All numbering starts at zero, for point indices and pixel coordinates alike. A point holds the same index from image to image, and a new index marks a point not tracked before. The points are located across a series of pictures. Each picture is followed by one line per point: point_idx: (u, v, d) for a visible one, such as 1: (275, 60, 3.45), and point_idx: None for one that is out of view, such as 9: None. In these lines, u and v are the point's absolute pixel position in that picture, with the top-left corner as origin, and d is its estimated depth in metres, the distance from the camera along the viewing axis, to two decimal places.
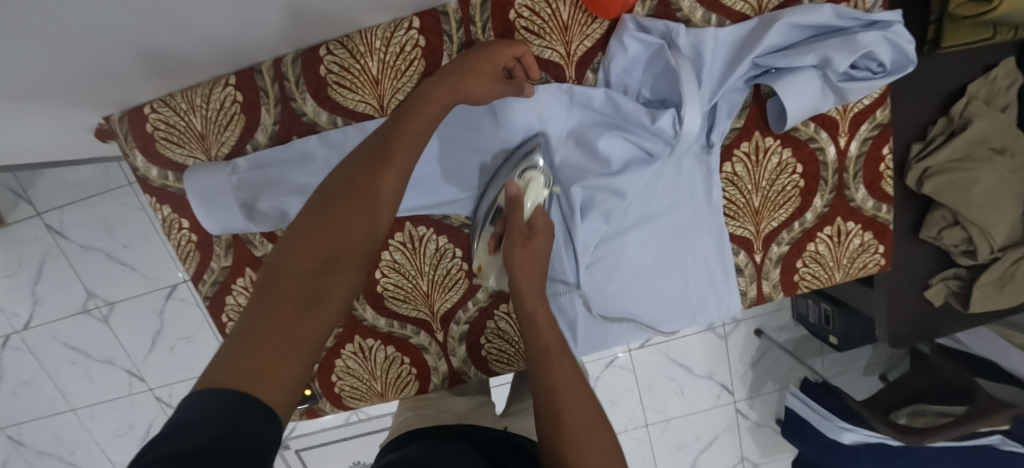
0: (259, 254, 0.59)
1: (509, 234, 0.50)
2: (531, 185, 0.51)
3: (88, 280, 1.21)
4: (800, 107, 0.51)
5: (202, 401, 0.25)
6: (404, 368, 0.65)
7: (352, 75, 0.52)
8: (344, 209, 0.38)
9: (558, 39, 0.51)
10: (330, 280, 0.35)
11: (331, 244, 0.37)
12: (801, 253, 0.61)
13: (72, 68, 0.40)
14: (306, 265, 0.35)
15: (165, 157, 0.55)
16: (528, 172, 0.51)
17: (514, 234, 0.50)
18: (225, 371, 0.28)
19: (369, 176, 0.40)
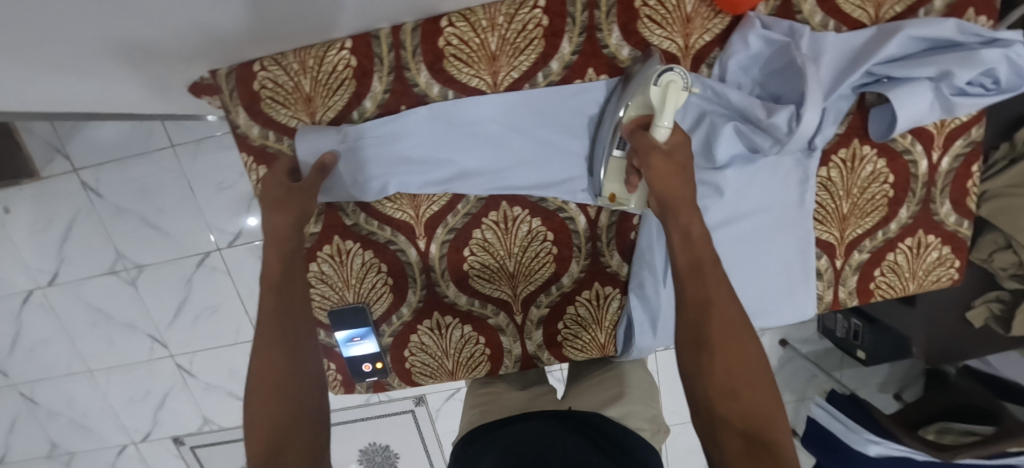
0: (350, 222, 0.59)
1: (641, 148, 0.45)
2: (667, 89, 0.45)
3: (119, 241, 1.18)
4: (909, 117, 0.52)
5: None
6: (478, 348, 0.64)
7: (471, 48, 0.51)
8: (269, 367, 0.42)
9: (678, 31, 0.52)
10: (289, 432, 0.40)
11: (278, 406, 0.41)
12: (880, 262, 0.62)
13: (217, 13, 0.39)
14: (262, 440, 0.39)
15: (268, 116, 0.54)
16: (664, 77, 0.45)
17: (648, 149, 0.44)
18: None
19: (266, 335, 0.44)
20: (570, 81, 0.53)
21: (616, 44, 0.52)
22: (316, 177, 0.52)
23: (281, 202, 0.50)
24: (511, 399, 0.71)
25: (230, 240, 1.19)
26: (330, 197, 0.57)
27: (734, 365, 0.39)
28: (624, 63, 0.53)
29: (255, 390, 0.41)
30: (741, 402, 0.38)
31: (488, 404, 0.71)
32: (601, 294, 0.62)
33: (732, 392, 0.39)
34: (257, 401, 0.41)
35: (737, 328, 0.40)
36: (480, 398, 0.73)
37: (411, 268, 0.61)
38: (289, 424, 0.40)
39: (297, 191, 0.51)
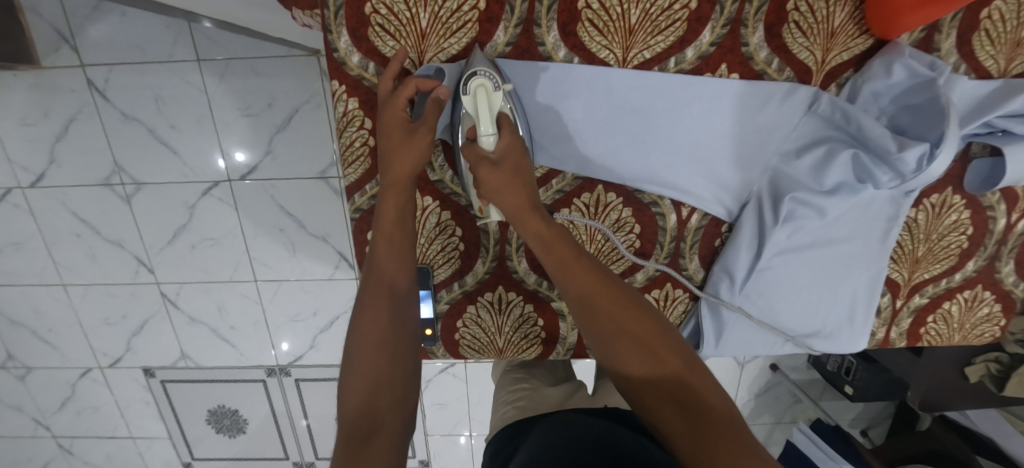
0: (434, 178, 0.55)
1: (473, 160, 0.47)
2: (478, 95, 0.47)
3: (119, 152, 1.08)
4: (1015, 176, 0.52)
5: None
6: (534, 330, 0.62)
7: (610, 17, 0.48)
8: (372, 323, 0.44)
9: (819, 44, 0.50)
10: (381, 394, 0.41)
11: (372, 365, 0.42)
12: (935, 310, 0.64)
13: None
14: (357, 393, 0.41)
15: (372, 46, 0.49)
16: (471, 82, 0.47)
17: (478, 158, 0.46)
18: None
19: (368, 298, 0.46)
20: (700, 73, 0.51)
21: (756, 44, 0.50)
22: (433, 111, 0.47)
23: (405, 144, 0.47)
24: (546, 396, 0.71)
25: (243, 173, 1.11)
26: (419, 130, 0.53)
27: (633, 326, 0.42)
28: (758, 65, 0.51)
29: (359, 345, 0.43)
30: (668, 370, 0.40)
31: (523, 401, 0.69)
32: (671, 296, 0.62)
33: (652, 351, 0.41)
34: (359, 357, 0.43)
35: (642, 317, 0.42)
36: (513, 395, 0.72)
37: (486, 237, 0.57)
38: (385, 385, 0.41)
39: (420, 129, 0.47)
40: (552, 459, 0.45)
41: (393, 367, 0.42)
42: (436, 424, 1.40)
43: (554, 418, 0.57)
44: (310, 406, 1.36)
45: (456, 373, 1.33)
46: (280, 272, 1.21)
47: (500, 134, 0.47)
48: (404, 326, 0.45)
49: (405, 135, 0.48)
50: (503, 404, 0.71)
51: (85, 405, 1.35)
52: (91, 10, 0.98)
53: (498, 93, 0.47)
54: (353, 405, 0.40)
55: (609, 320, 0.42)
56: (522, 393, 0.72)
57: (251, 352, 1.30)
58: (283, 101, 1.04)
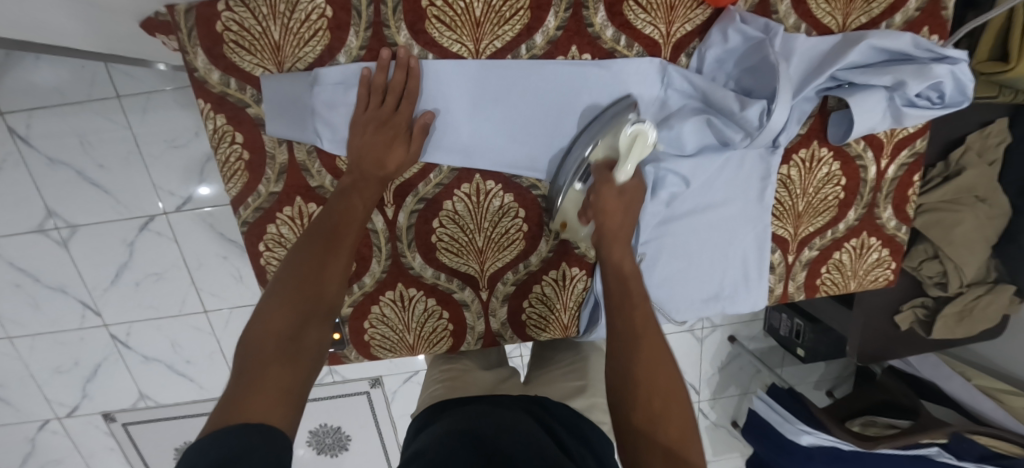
0: (314, 184, 0.56)
1: (597, 182, 0.51)
2: (635, 142, 0.49)
3: (49, 196, 1.08)
4: (862, 124, 0.55)
5: (206, 450, 0.29)
6: (441, 323, 0.64)
7: (455, 12, 0.50)
8: (298, 293, 0.43)
9: (661, 17, 0.52)
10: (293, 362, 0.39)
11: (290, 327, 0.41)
12: (827, 260, 0.66)
13: None
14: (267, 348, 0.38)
15: (230, 62, 0.50)
16: (635, 130, 0.49)
17: (604, 183, 0.51)
18: (221, 422, 0.32)
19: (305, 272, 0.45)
20: (552, 56, 0.53)
21: (600, 25, 0.52)
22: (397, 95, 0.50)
23: (388, 132, 0.51)
24: (477, 378, 0.73)
25: (179, 205, 1.11)
26: (285, 137, 0.53)
27: (659, 378, 0.43)
28: (607, 44, 0.53)
29: (278, 305, 0.42)
30: (666, 404, 0.42)
31: (452, 380, 0.71)
32: (567, 275, 0.63)
33: (662, 402, 0.42)
34: (275, 306, 0.42)
35: (658, 336, 0.46)
36: (444, 375, 0.74)
37: (376, 237, 0.59)
38: (298, 358, 0.39)
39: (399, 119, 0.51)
40: (461, 442, 0.49)
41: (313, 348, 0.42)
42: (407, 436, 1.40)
43: (472, 404, 0.61)
44: None
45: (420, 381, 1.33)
46: (229, 300, 1.21)
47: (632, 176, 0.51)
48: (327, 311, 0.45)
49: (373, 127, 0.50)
50: (434, 382, 0.73)
51: (48, 458, 1.33)
52: (3, 59, 0.98)
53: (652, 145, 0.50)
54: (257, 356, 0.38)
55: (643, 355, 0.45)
56: (452, 371, 0.75)
57: (211, 384, 1.29)
58: None
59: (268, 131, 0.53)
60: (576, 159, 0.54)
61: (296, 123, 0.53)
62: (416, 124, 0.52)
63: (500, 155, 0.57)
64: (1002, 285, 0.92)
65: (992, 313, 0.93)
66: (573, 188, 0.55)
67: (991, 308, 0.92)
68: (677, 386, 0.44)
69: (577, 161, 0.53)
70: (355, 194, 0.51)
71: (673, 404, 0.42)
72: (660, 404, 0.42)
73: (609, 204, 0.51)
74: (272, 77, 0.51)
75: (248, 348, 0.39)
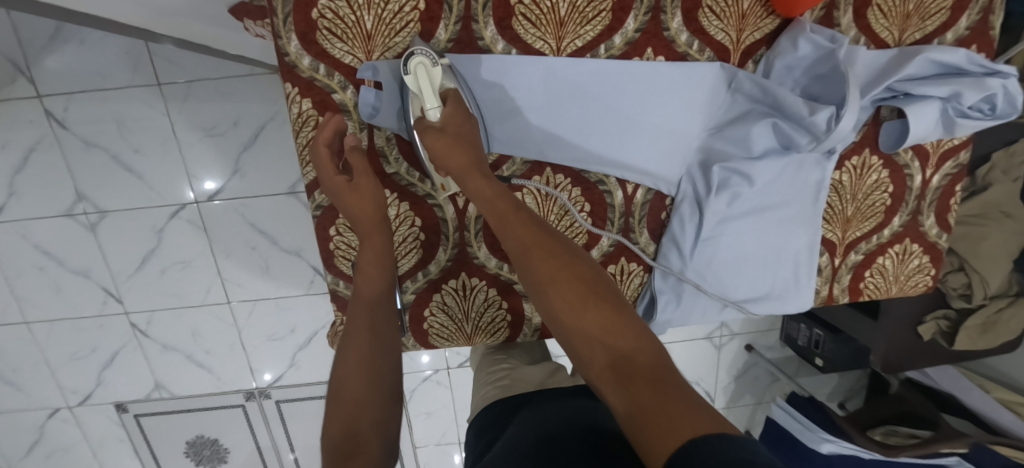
0: (391, 171, 0.57)
1: (421, 130, 0.50)
2: (419, 71, 0.49)
3: (81, 180, 1.07)
4: (918, 133, 0.58)
5: None
6: (500, 313, 0.65)
7: (541, 10, 0.52)
8: (352, 355, 0.47)
9: (732, 25, 0.55)
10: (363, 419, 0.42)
11: (356, 388, 0.44)
12: (871, 265, 0.69)
13: None
14: (340, 418, 0.42)
15: (321, 48, 0.52)
16: (412, 61, 0.49)
17: (426, 128, 0.50)
18: None
19: (352, 334, 0.48)
20: (630, 57, 0.55)
21: (676, 29, 0.55)
22: (360, 161, 0.51)
23: (357, 189, 0.51)
24: (528, 374, 0.74)
25: (212, 194, 1.11)
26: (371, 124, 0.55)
27: (567, 290, 0.40)
28: (681, 47, 0.56)
29: (341, 374, 0.45)
30: (604, 344, 0.37)
31: (506, 380, 0.73)
32: (626, 270, 0.66)
33: (580, 310, 0.39)
34: (341, 377, 0.45)
35: (565, 262, 0.42)
36: (496, 375, 0.76)
37: (445, 225, 0.60)
38: (365, 416, 0.42)
39: (359, 177, 0.50)
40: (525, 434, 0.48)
41: (379, 400, 0.44)
42: (424, 435, 1.39)
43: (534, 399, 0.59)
44: (293, 427, 1.34)
45: (440, 380, 1.33)
46: (254, 292, 1.20)
47: (444, 105, 0.50)
48: (385, 358, 0.48)
49: (349, 187, 0.51)
50: (486, 383, 0.75)
51: (55, 447, 1.30)
52: (47, 40, 0.98)
53: (437, 67, 0.50)
54: (337, 427, 0.41)
55: (546, 280, 0.42)
56: (503, 372, 0.77)
57: (229, 377, 1.28)
58: (249, 120, 1.06)
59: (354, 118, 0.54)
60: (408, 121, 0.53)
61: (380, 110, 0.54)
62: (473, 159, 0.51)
63: (570, 149, 0.59)
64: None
65: (1013, 325, 0.95)
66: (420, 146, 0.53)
67: (1013, 321, 0.94)
68: (600, 289, 0.40)
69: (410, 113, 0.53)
70: (369, 241, 0.53)
71: (612, 340, 0.36)
72: (589, 322, 0.38)
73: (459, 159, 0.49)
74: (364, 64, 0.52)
75: (329, 422, 0.42)
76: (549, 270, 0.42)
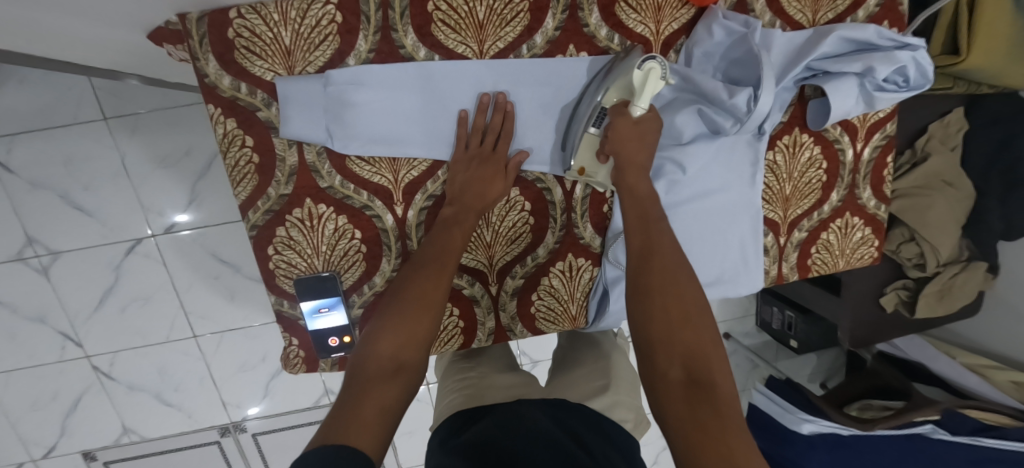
0: (324, 185, 0.57)
1: (618, 119, 0.53)
2: (650, 75, 0.51)
3: (30, 222, 1.04)
4: (840, 110, 0.59)
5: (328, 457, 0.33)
6: (452, 321, 0.64)
7: (459, 16, 0.52)
8: (406, 326, 0.48)
9: (650, 17, 0.56)
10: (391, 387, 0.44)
11: (397, 357, 0.46)
12: (816, 241, 0.70)
13: None
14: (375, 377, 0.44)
15: (241, 67, 0.52)
16: (647, 63, 0.51)
17: (623, 119, 0.53)
18: (329, 436, 0.36)
19: (414, 307, 0.49)
20: (552, 55, 0.56)
21: (595, 24, 0.56)
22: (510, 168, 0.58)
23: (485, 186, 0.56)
24: (497, 381, 0.76)
25: (169, 226, 1.09)
26: (299, 141, 0.54)
27: (675, 306, 0.44)
28: (602, 42, 0.57)
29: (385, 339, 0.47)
30: (682, 344, 0.42)
31: (473, 388, 0.74)
32: (574, 266, 0.65)
33: (681, 322, 0.43)
34: (382, 342, 0.46)
35: (674, 272, 0.46)
36: (463, 384, 0.77)
37: (386, 235, 0.59)
38: (394, 384, 0.44)
39: (499, 177, 0.57)
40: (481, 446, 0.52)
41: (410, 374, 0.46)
42: (409, 455, 1.36)
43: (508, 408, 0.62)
44: (273, 458, 1.30)
45: (421, 396, 1.31)
46: (220, 323, 1.18)
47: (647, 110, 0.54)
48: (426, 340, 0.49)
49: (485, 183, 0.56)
50: (452, 391, 0.76)
51: None
52: None
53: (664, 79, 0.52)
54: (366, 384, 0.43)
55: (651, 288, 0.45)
56: (472, 380, 0.77)
57: (201, 413, 1.24)
58: (202, 148, 1.05)
59: (278, 134, 0.54)
60: (591, 106, 0.55)
61: (303, 123, 0.53)
62: (510, 162, 0.58)
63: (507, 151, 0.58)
64: (975, 262, 0.98)
65: (968, 290, 0.99)
66: (587, 132, 0.56)
67: (967, 286, 0.98)
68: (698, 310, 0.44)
69: (591, 107, 0.55)
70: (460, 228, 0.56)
71: (692, 345, 0.42)
72: (684, 337, 0.42)
73: (628, 150, 0.53)
74: (284, 80, 0.52)
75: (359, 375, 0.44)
76: (660, 277, 0.46)
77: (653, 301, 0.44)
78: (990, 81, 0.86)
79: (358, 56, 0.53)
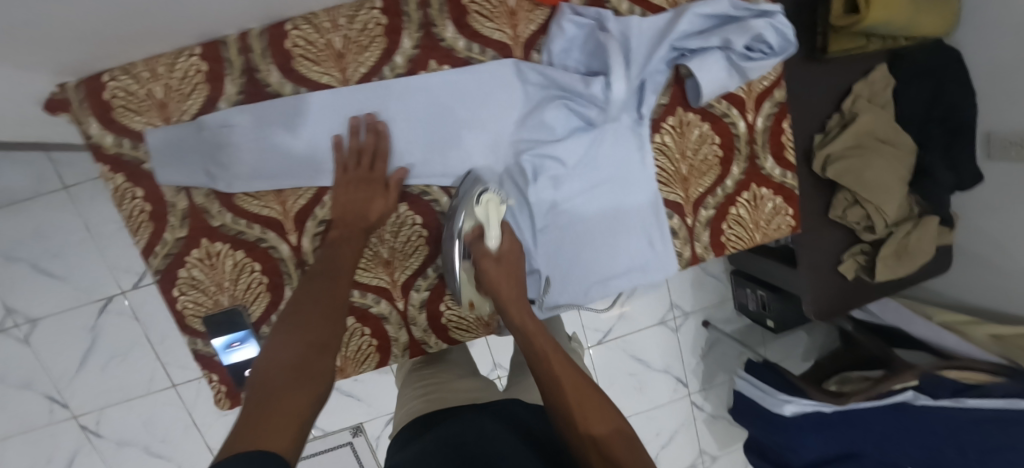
0: (217, 224, 0.59)
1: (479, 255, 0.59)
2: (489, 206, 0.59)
3: (7, 293, 1.10)
4: (713, 84, 0.59)
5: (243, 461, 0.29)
6: (364, 340, 0.65)
7: (317, 48, 0.56)
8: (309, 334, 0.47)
9: (506, 23, 0.58)
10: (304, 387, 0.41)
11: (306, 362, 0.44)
12: (726, 217, 0.69)
13: (53, 33, 0.42)
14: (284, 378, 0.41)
15: (122, 125, 0.55)
16: (483, 197, 0.58)
17: (484, 255, 0.59)
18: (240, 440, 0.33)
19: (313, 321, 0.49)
20: (415, 72, 0.58)
21: (452, 38, 0.58)
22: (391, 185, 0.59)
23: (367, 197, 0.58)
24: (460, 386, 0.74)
25: (136, 281, 1.14)
26: (183, 185, 0.57)
27: (583, 401, 0.46)
28: (462, 53, 0.58)
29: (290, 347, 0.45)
30: (593, 434, 0.43)
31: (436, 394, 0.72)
32: None
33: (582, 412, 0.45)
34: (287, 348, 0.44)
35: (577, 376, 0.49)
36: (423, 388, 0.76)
37: (285, 265, 0.62)
38: (307, 386, 0.41)
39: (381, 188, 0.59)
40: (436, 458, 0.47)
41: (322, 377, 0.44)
42: None
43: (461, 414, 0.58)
44: None
45: None
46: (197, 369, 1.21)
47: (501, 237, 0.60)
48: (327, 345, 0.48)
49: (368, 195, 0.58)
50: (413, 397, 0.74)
51: None
52: None
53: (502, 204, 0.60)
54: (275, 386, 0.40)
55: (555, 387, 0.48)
56: (432, 384, 0.76)
57: (189, 461, 1.27)
58: None
59: (160, 181, 0.56)
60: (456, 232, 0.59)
61: (185, 168, 0.56)
62: (391, 180, 0.59)
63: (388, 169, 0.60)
64: (926, 217, 0.95)
65: (926, 246, 0.95)
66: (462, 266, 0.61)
67: (923, 243, 0.94)
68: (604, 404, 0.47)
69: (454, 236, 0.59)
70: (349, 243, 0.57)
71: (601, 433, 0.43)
72: (595, 425, 0.44)
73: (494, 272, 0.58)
74: (156, 132, 0.55)
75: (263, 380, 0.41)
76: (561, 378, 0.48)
77: (555, 376, 0.49)
78: (902, 33, 0.86)
79: (227, 99, 0.56)
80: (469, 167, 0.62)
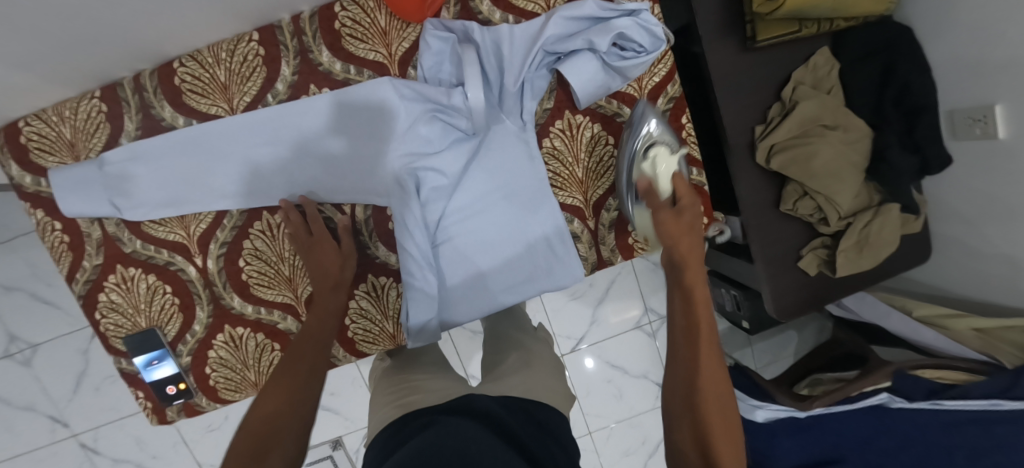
0: (129, 250, 0.64)
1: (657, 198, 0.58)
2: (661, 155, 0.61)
3: (10, 322, 1.21)
4: (586, 87, 0.60)
5: None
6: (275, 355, 0.69)
7: (202, 82, 0.60)
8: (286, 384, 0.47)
9: (379, 43, 0.60)
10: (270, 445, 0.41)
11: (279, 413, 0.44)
12: (630, 218, 0.69)
13: None
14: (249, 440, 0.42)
15: (38, 165, 0.61)
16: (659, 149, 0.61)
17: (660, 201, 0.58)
18: None
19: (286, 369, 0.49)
20: (297, 97, 0.61)
21: (328, 61, 0.60)
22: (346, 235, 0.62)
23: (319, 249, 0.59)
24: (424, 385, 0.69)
25: None
26: (94, 216, 0.62)
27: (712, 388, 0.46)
28: (339, 75, 0.61)
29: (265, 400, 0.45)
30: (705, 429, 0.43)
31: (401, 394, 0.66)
32: (377, 285, 0.67)
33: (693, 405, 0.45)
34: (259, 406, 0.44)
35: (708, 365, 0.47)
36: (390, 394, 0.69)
37: (193, 286, 0.65)
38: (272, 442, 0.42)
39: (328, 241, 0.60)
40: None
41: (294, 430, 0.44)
42: None
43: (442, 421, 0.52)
44: None
45: None
46: None
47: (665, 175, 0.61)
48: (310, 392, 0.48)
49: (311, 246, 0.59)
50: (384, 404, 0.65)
51: None
52: None
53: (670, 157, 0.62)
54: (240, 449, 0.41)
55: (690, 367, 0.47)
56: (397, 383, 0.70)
57: None
58: None
59: (69, 214, 0.61)
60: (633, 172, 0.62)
61: (91, 201, 0.61)
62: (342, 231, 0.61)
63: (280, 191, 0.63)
64: (885, 205, 0.89)
65: (888, 236, 0.89)
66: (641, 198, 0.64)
67: (884, 232, 0.88)
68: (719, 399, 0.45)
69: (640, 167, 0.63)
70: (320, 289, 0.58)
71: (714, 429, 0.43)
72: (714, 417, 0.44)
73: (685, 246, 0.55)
74: (63, 170, 0.60)
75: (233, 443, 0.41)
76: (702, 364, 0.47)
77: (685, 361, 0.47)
78: (836, 14, 0.81)
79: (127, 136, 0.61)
80: (356, 184, 0.64)
